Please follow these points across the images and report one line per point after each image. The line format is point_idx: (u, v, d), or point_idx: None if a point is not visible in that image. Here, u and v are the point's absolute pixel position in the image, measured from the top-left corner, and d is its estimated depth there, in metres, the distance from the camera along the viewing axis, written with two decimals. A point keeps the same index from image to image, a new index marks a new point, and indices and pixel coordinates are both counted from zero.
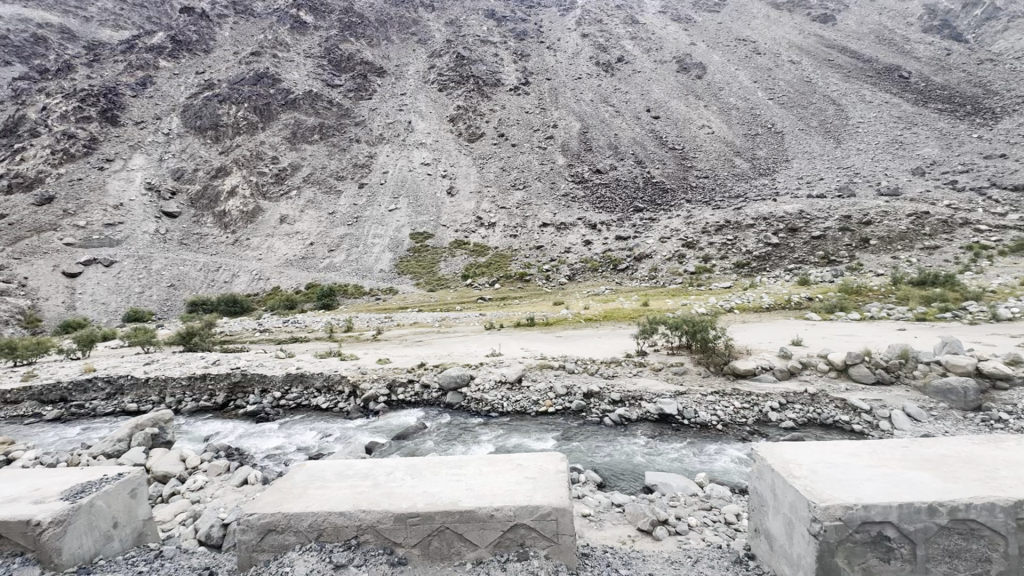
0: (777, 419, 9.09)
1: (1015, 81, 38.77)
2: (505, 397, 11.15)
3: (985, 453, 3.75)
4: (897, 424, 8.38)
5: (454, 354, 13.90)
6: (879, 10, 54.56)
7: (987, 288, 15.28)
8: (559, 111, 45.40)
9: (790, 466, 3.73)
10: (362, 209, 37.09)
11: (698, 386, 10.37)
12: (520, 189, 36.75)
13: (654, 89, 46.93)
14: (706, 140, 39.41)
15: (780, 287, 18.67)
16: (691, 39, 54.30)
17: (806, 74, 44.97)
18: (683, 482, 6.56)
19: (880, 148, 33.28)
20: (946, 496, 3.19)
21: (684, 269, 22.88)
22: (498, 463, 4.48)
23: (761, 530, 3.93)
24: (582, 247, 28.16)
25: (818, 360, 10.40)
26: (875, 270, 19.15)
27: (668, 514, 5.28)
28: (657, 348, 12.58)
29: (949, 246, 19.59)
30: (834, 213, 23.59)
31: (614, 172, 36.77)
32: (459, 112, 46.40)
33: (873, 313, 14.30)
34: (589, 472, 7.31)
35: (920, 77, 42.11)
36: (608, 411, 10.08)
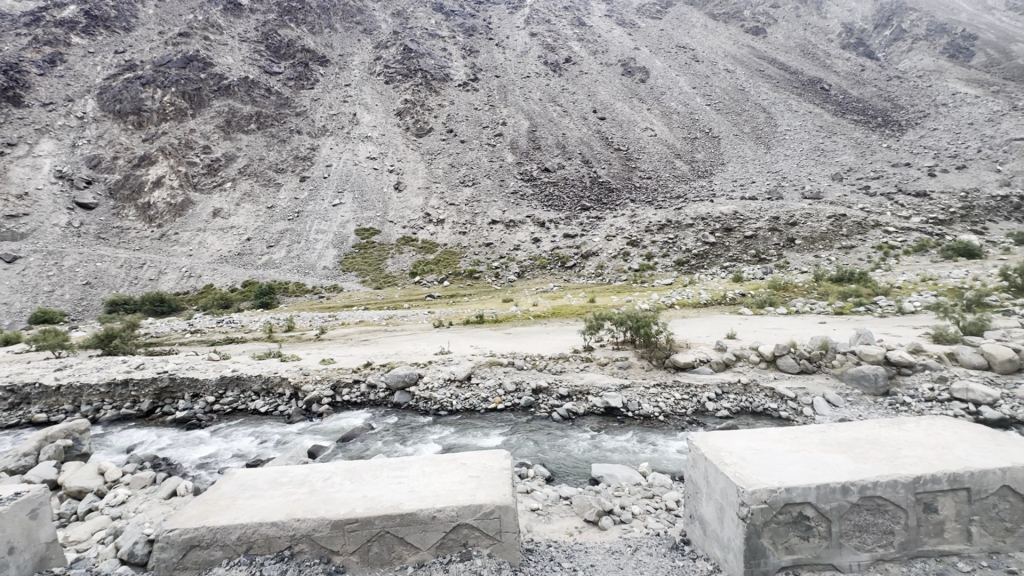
0: (714, 408, 9.59)
1: (917, 98, 43.01)
2: (454, 395, 11.04)
3: (892, 435, 4.10)
4: (818, 409, 9.07)
5: (402, 352, 13.59)
6: (805, 24, 58.37)
7: (895, 284, 16.86)
8: (508, 108, 45.47)
9: (721, 453, 3.91)
10: (303, 204, 35.53)
11: (642, 379, 10.73)
12: (469, 185, 36.52)
13: (600, 91, 48.03)
14: (649, 142, 40.86)
15: (717, 283, 19.72)
16: (635, 43, 55.91)
17: (740, 82, 47.55)
18: (627, 472, 6.77)
19: (804, 154, 35.83)
20: (857, 475, 3.45)
21: (628, 266, 23.64)
22: (443, 463, 4.41)
23: (695, 515, 4.10)
24: (531, 244, 28.35)
25: (750, 352, 11.05)
26: (799, 268, 20.67)
27: (613, 503, 5.42)
28: (602, 343, 12.90)
29: (862, 246, 21.48)
30: (765, 213, 25.14)
31: (561, 171, 37.26)
32: (407, 106, 45.46)
33: (797, 308, 15.38)
34: (537, 468, 7.42)
35: (839, 90, 45.64)
36: (557, 406, 10.23)
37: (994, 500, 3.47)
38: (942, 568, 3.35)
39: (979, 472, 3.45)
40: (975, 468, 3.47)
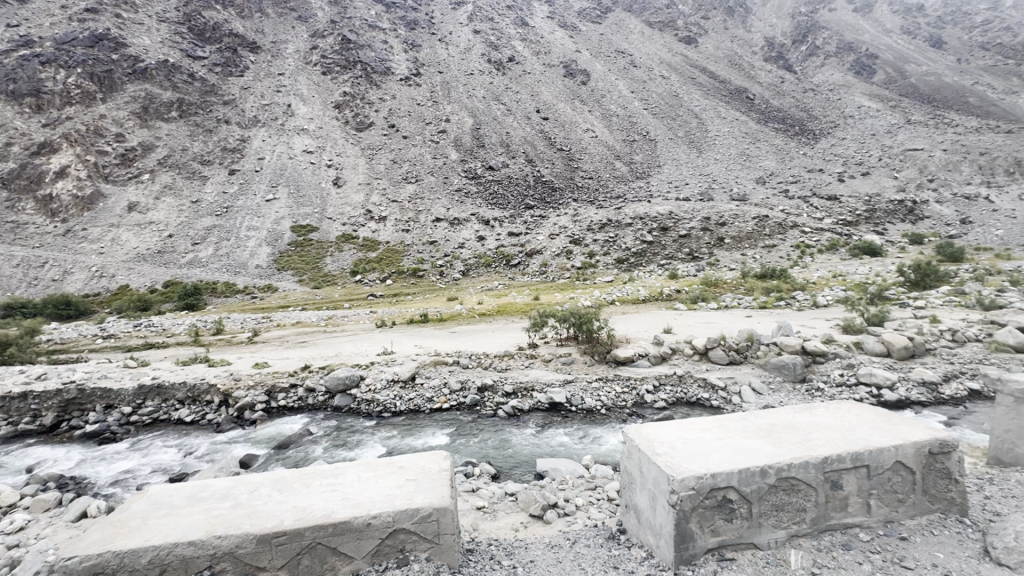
0: (652, 400, 10.01)
1: (829, 109, 47.01)
2: (398, 396, 10.78)
3: (805, 420, 4.42)
4: (745, 397, 9.72)
5: (342, 354, 13.09)
6: (733, 35, 61.99)
7: (810, 280, 18.35)
8: (451, 105, 44.96)
9: (654, 444, 4.07)
10: (232, 198, 33.30)
11: (585, 374, 10.99)
12: (412, 182, 35.78)
13: (543, 91, 48.61)
14: (590, 143, 41.89)
15: (654, 280, 20.56)
16: (576, 46, 57.03)
17: (674, 88, 49.80)
18: (570, 466, 6.92)
19: (732, 158, 38.14)
20: (774, 458, 3.71)
21: (571, 264, 24.12)
22: (380, 467, 4.28)
23: (630, 505, 4.24)
24: (475, 242, 28.17)
25: (684, 345, 11.61)
26: (728, 265, 21.99)
27: (557, 497, 5.51)
28: (546, 340, 13.07)
29: (782, 245, 23.28)
30: (697, 214, 26.43)
31: (505, 170, 37.35)
32: (346, 99, 43.79)
33: (727, 303, 16.36)
34: (483, 465, 7.42)
35: (762, 100, 48.93)
36: (502, 404, 10.26)
37: (889, 474, 3.84)
38: (846, 538, 3.67)
39: (876, 450, 3.81)
40: (873, 446, 3.83)
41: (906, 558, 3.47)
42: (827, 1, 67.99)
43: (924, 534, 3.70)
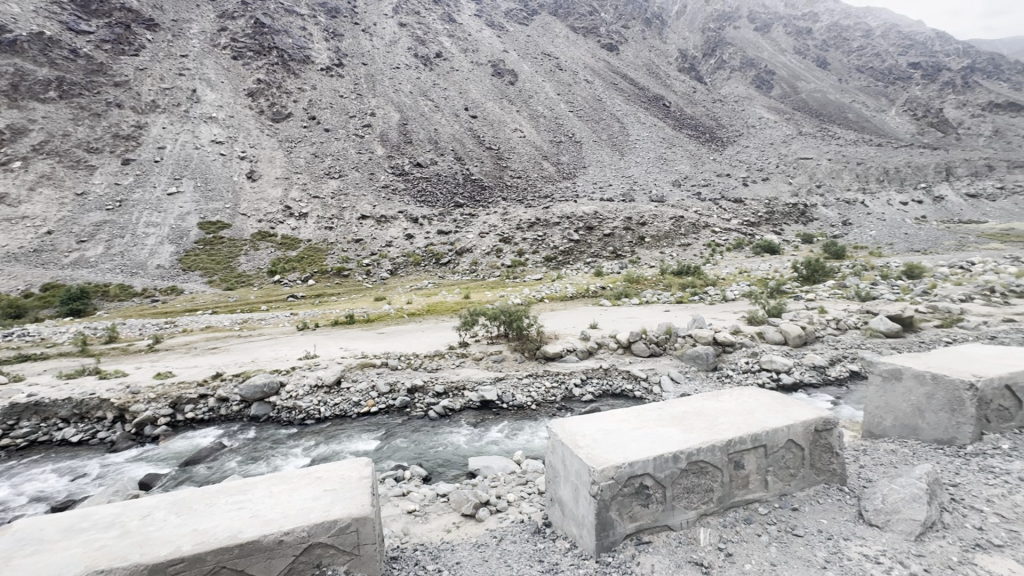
0: (580, 394, 10.34)
1: (734, 119, 51.15)
2: (322, 402, 10.22)
3: (713, 406, 4.74)
4: (665, 387, 10.31)
5: (259, 360, 12.17)
6: (651, 45, 65.37)
7: (720, 276, 19.87)
8: (376, 99, 43.45)
9: (577, 437, 4.17)
10: (127, 191, 29.88)
11: (516, 370, 11.11)
12: (336, 177, 34.14)
13: (471, 89, 48.40)
14: (518, 142, 42.37)
15: (581, 278, 21.17)
16: (504, 46, 57.37)
17: (597, 92, 51.64)
18: (502, 462, 6.93)
19: (651, 162, 40.33)
20: (685, 444, 3.94)
21: (501, 262, 24.26)
22: (295, 479, 4.04)
23: (556, 498, 4.31)
24: (403, 240, 27.40)
25: (609, 339, 12.10)
26: (648, 263, 23.24)
27: (489, 494, 5.51)
28: (477, 338, 13.01)
29: (695, 244, 25.10)
30: (620, 214, 27.53)
31: (434, 167, 36.76)
32: (260, 87, 40.82)
33: (648, 298, 17.25)
34: (414, 468, 7.25)
35: (677, 107, 52.13)
36: (433, 404, 10.09)
37: (783, 452, 4.23)
38: (747, 513, 4.00)
39: (771, 430, 4.17)
40: (769, 427, 4.19)
41: (796, 525, 3.85)
42: (732, 19, 73.81)
43: (811, 503, 4.12)
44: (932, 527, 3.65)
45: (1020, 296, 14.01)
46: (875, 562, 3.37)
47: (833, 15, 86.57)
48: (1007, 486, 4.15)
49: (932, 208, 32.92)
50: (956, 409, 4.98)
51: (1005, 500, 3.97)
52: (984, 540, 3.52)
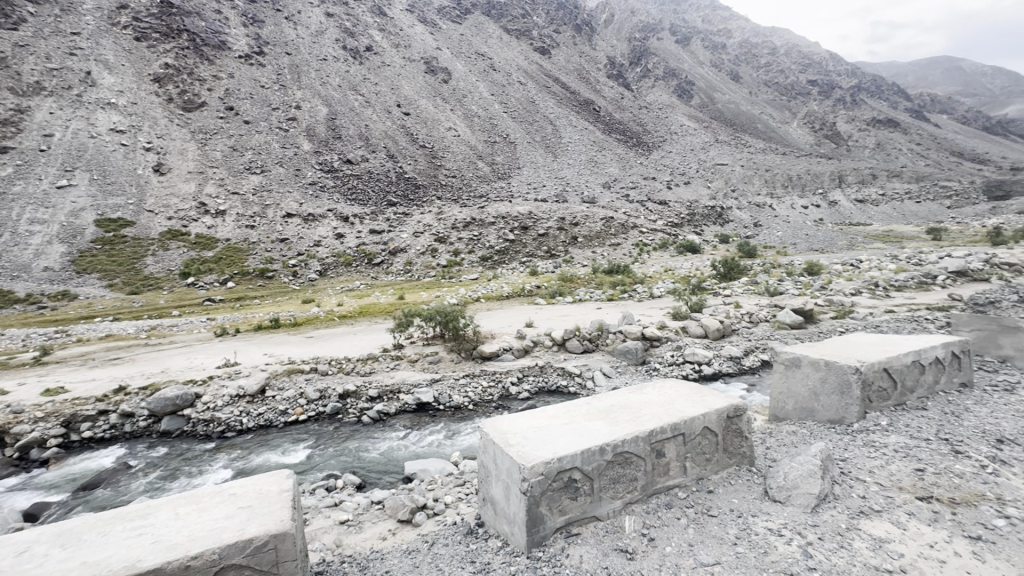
0: (516, 391, 10.44)
1: (659, 125, 53.90)
2: (244, 412, 9.55)
3: (638, 399, 4.95)
4: (598, 381, 10.66)
5: (170, 370, 11.14)
6: (582, 50, 67.21)
7: (648, 274, 20.86)
8: (301, 91, 41.23)
9: (508, 436, 4.20)
10: (5, 183, 26.24)
11: (452, 371, 11.00)
12: (257, 172, 31.84)
13: (404, 86, 47.30)
14: (453, 141, 41.99)
15: (516, 277, 21.37)
16: (437, 43, 56.58)
17: (531, 94, 52.37)
18: (439, 464, 6.85)
19: (582, 164, 41.58)
20: (611, 436, 4.09)
21: (436, 262, 23.91)
22: (204, 498, 3.74)
23: (488, 497, 4.32)
24: (333, 240, 26.13)
25: (544, 337, 12.29)
26: (581, 262, 23.95)
27: (426, 497, 5.40)
28: (412, 340, 12.70)
29: (625, 244, 26.28)
30: (554, 214, 28.08)
31: (365, 164, 35.52)
32: (167, 72, 37.30)
33: (581, 297, 17.74)
34: (347, 476, 6.99)
35: (607, 112, 54.09)
36: (366, 409, 9.77)
37: (699, 439, 4.51)
38: (668, 499, 4.22)
39: (689, 419, 4.44)
40: (687, 416, 4.46)
41: (711, 507, 4.12)
42: (655, 31, 77.78)
43: (724, 485, 4.43)
44: (825, 499, 4.07)
45: (898, 290, 15.96)
46: (778, 534, 3.70)
47: (744, 32, 93.81)
48: (885, 458, 4.71)
49: (828, 212, 36.67)
50: (844, 392, 5.57)
51: (883, 470, 4.51)
52: (868, 507, 3.98)
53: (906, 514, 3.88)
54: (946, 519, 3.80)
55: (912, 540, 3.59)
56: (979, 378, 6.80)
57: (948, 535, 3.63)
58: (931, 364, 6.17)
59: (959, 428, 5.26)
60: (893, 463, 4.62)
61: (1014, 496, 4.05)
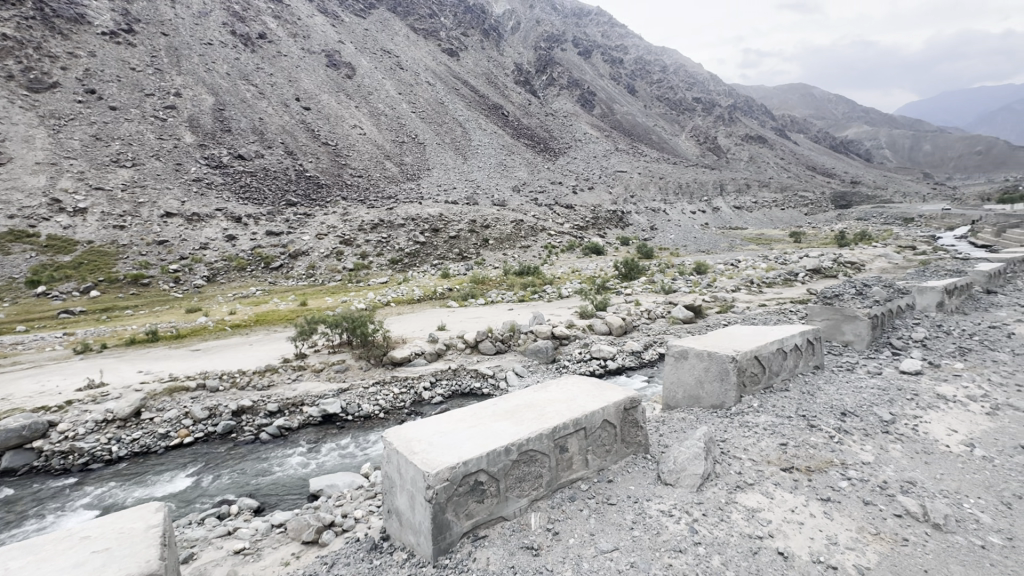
0: (429, 396, 10.24)
1: (565, 132, 56.15)
2: (113, 439, 8.32)
3: (542, 398, 5.07)
4: (510, 381, 10.80)
5: (13, 397, 9.31)
6: (490, 54, 67.95)
7: (556, 275, 21.62)
8: (182, 77, 36.99)
9: (412, 444, 4.09)
10: None
11: (361, 380, 10.49)
12: (127, 165, 27.71)
13: (302, 79, 44.44)
14: (358, 139, 40.26)
15: (428, 280, 21.08)
16: (339, 36, 53.84)
17: (440, 95, 51.87)
18: (348, 478, 6.50)
19: (492, 168, 42.06)
20: (516, 436, 4.15)
21: (342, 266, 22.73)
22: (50, 549, 3.23)
23: (392, 509, 4.16)
24: (223, 243, 23.44)
25: (457, 340, 12.22)
26: (492, 264, 24.23)
27: (333, 514, 5.10)
28: (316, 349, 11.87)
29: (534, 246, 27.09)
30: (465, 217, 27.95)
31: (260, 160, 32.75)
32: (5, 45, 31.41)
33: (492, 298, 17.91)
34: (243, 501, 6.39)
35: (515, 117, 55.20)
36: (265, 425, 8.99)
37: (599, 431, 4.73)
38: (572, 491, 4.37)
39: (589, 413, 4.64)
40: (587, 410, 4.66)
41: (611, 495, 4.33)
42: (559, 42, 80.99)
43: (622, 474, 4.69)
44: (709, 478, 4.47)
45: (768, 286, 18.16)
46: (669, 515, 3.99)
47: (638, 50, 101.27)
48: (756, 435, 5.30)
49: (712, 217, 40.68)
50: (724, 379, 6.18)
51: (755, 446, 5.07)
52: (742, 481, 4.44)
53: (774, 485, 4.39)
54: (804, 485, 4.37)
55: (778, 507, 4.08)
56: (828, 360, 7.95)
57: (805, 499, 4.17)
58: (792, 350, 7.05)
59: (813, 404, 6.07)
60: (762, 440, 5.20)
61: (855, 460, 4.77)
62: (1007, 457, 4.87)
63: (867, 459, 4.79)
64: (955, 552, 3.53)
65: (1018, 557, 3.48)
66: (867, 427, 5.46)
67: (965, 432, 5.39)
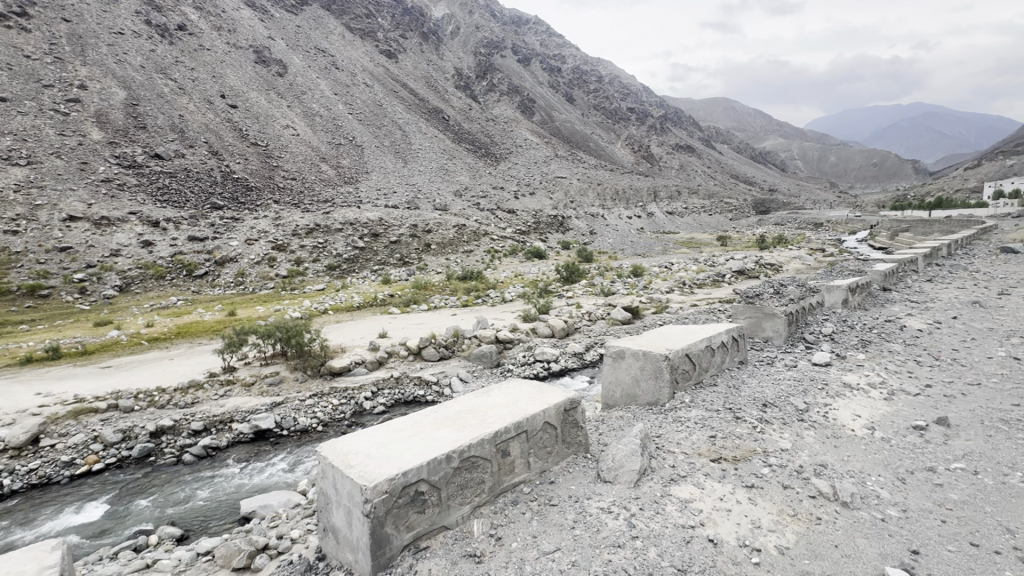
0: (371, 406, 9.91)
1: (506, 138, 56.68)
2: (5, 472, 7.38)
3: (484, 403, 5.04)
4: (455, 388, 10.67)
5: None
6: (430, 58, 67.41)
7: (499, 279, 21.71)
8: (87, 68, 33.65)
9: (348, 457, 3.94)
10: None
11: (297, 392, 9.97)
12: (21, 163, 24.69)
13: (228, 75, 41.88)
14: (290, 140, 38.44)
15: (368, 286, 20.49)
16: (268, 32, 51.28)
17: (378, 97, 50.75)
18: (284, 497, 6.15)
19: (433, 172, 41.64)
20: (456, 443, 4.11)
21: (275, 273, 21.55)
22: None
23: (328, 527, 3.98)
24: (138, 248, 21.39)
25: (399, 347, 11.93)
26: (434, 269, 23.98)
27: (266, 537, 4.80)
28: (247, 361, 11.14)
29: (477, 251, 27.11)
30: (406, 221, 27.39)
31: (180, 160, 30.38)
32: None
33: (436, 303, 17.69)
34: (164, 529, 5.87)
35: (456, 122, 55.03)
36: (188, 446, 8.32)
37: (541, 433, 4.78)
38: (514, 495, 4.38)
39: (531, 416, 4.68)
40: (529, 413, 4.70)
41: (552, 496, 4.39)
42: (499, 48, 81.79)
43: (564, 474, 4.76)
44: (645, 472, 4.65)
45: (699, 287, 19.23)
46: (608, 511, 4.10)
47: (575, 60, 104.45)
48: (688, 430, 5.57)
49: (647, 221, 42.55)
50: (658, 377, 6.45)
51: (687, 440, 5.33)
52: (676, 474, 4.65)
53: (704, 476, 4.63)
54: (731, 474, 4.65)
55: (708, 496, 4.30)
56: (752, 356, 8.51)
57: (732, 487, 4.44)
58: (719, 347, 7.49)
59: (738, 397, 6.48)
60: (693, 433, 5.48)
61: (775, 447, 5.13)
62: (901, 436, 5.45)
63: (785, 446, 5.17)
64: (860, 527, 3.90)
65: (910, 526, 3.90)
66: (785, 416, 5.91)
67: (866, 416, 5.97)
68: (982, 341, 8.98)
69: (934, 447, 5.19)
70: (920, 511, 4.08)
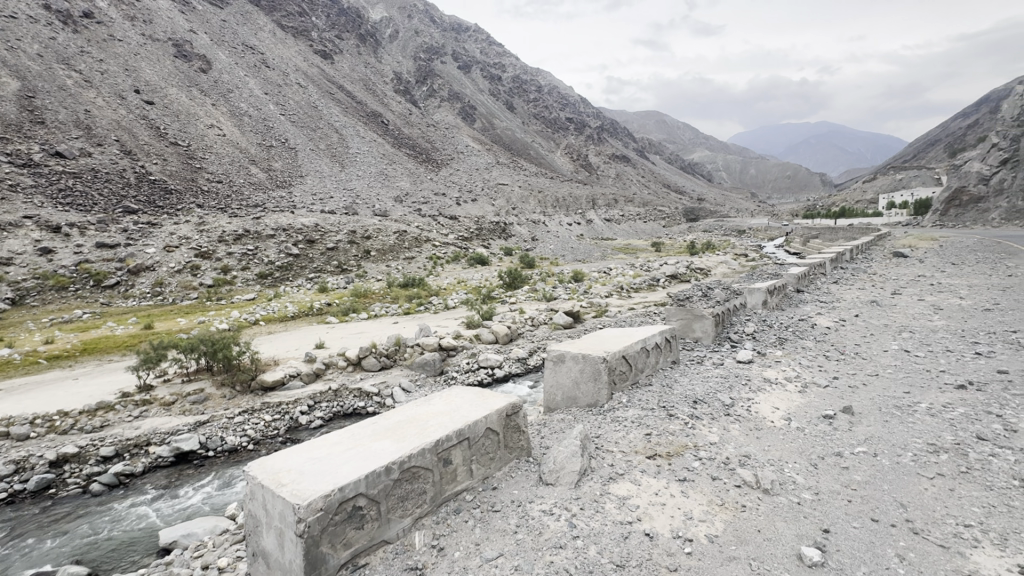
0: (307, 421, 9.45)
1: (447, 144, 56.42)
2: None
3: (425, 413, 4.94)
4: (398, 398, 10.42)
5: None
6: (368, 60, 65.98)
7: (441, 286, 21.50)
8: None
9: (279, 476, 3.74)
10: None
11: (223, 410, 9.30)
12: None
13: (142, 68, 38.64)
14: (215, 141, 36.08)
15: (303, 295, 19.60)
16: (189, 25, 47.95)
17: (312, 98, 48.87)
18: (210, 523, 5.70)
19: (372, 177, 40.62)
20: (396, 455, 4.02)
21: (198, 282, 20.02)
22: None
23: (258, 552, 3.74)
24: (34, 255, 18.94)
25: (337, 358, 11.47)
26: (373, 276, 23.36)
27: (190, 569, 4.41)
28: (166, 379, 10.25)
29: (418, 258, 26.71)
30: (343, 227, 26.47)
31: (87, 159, 27.59)
32: None
33: (376, 312, 17.22)
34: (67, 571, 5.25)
35: (395, 126, 54.11)
36: (96, 475, 7.54)
37: (483, 440, 4.77)
38: (457, 504, 4.34)
39: (472, 423, 4.65)
40: (470, 420, 4.68)
41: (495, 502, 4.38)
42: (438, 55, 81.50)
43: (507, 479, 4.78)
44: (584, 473, 4.76)
45: (636, 291, 20.06)
46: (550, 513, 4.15)
47: (515, 69, 106.00)
48: (625, 429, 5.77)
49: (587, 228, 43.81)
50: (597, 379, 6.65)
51: (624, 439, 5.51)
52: (613, 472, 4.81)
53: (641, 472, 4.82)
54: (665, 469, 4.87)
55: (644, 492, 4.48)
56: (684, 356, 8.98)
57: (666, 482, 4.65)
58: (653, 348, 7.83)
59: (672, 396, 6.80)
60: (630, 432, 5.68)
61: (704, 442, 5.44)
62: (814, 425, 5.97)
63: (713, 440, 5.49)
64: (779, 511, 4.20)
65: (821, 507, 4.26)
66: (714, 412, 6.27)
67: (784, 408, 6.48)
68: (879, 336, 10.03)
69: (841, 433, 5.73)
70: (830, 493, 4.48)
